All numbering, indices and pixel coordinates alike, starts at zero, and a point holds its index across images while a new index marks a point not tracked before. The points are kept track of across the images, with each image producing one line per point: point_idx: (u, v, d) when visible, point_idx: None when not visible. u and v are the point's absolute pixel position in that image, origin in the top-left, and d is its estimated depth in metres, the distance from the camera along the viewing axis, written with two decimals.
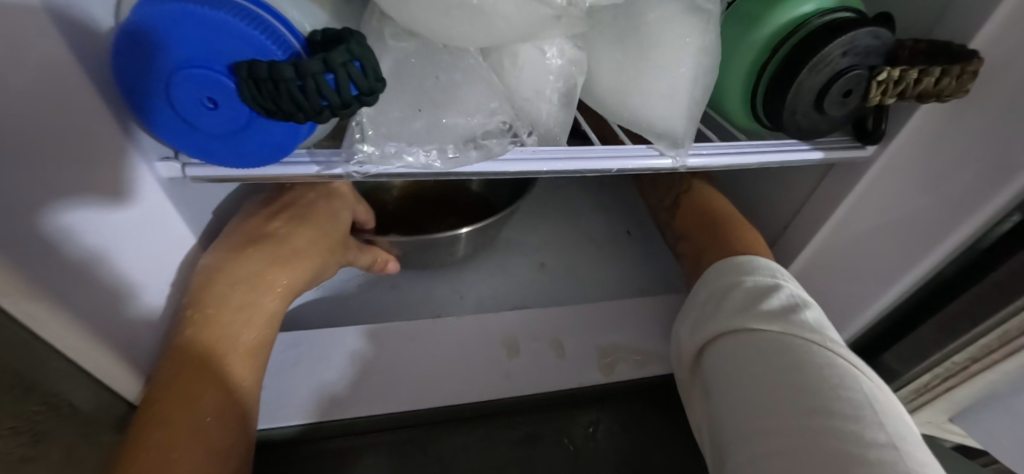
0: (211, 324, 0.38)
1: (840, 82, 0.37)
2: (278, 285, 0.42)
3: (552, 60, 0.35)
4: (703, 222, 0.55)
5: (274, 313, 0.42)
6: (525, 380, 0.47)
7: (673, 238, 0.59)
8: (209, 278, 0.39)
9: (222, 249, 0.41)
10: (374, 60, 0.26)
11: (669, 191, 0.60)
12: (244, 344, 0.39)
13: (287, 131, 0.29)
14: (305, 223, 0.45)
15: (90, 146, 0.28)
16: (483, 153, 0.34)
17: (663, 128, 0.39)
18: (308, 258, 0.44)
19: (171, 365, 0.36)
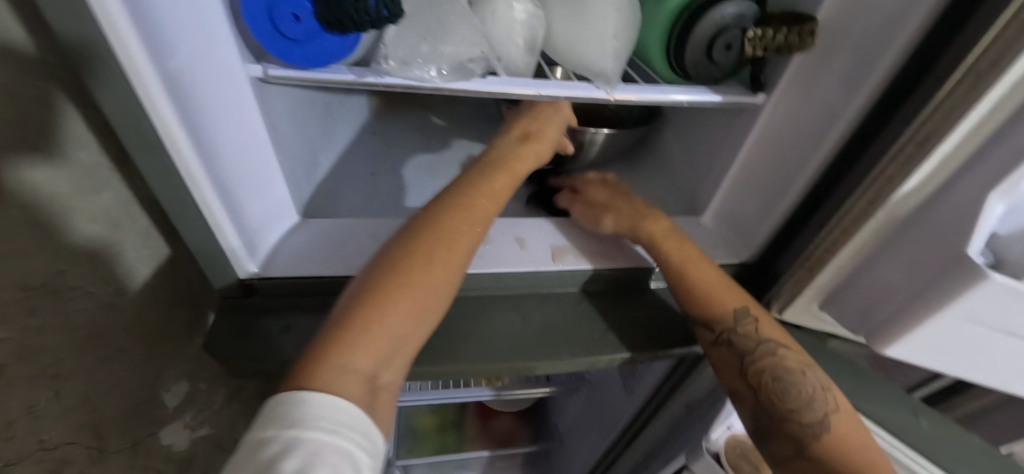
0: (469, 201, 0.56)
1: (721, 37, 0.52)
2: (505, 180, 0.60)
3: (518, 13, 0.52)
4: (841, 456, 0.52)
5: (501, 202, 0.59)
6: (494, 260, 0.63)
7: (789, 451, 0.55)
8: (469, 179, 0.59)
9: (484, 164, 0.62)
10: None
11: (799, 406, 0.55)
12: (474, 215, 0.56)
13: (341, 42, 0.46)
14: (534, 144, 0.65)
15: (219, 55, 0.46)
16: (467, 73, 0.50)
17: (598, 69, 0.54)
18: (484, 204, 0.57)
19: (451, 217, 0.54)
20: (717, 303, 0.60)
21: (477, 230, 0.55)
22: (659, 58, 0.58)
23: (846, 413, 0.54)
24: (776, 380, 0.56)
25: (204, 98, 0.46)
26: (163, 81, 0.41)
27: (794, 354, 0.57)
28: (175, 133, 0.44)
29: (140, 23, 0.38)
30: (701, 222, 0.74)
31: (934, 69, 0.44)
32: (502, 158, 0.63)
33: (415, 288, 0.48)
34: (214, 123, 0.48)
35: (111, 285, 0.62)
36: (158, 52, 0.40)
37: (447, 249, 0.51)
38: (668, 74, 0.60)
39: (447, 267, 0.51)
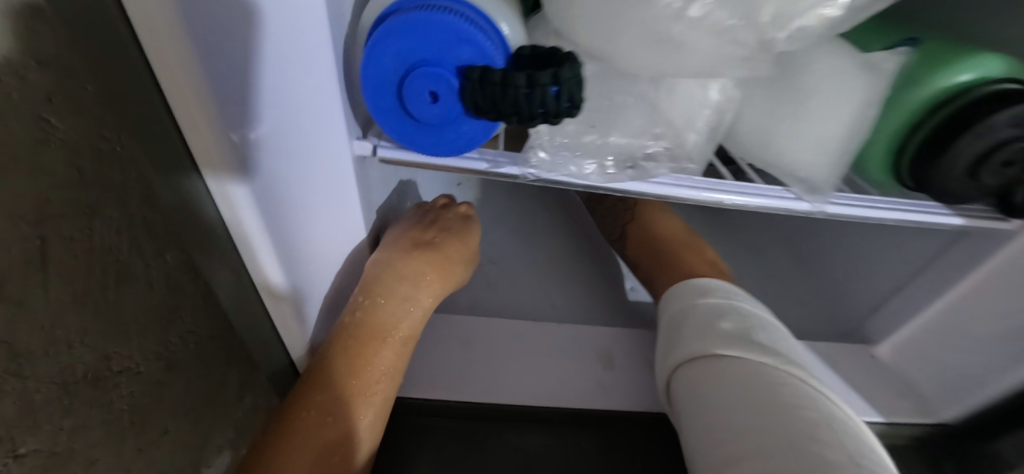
0: (376, 311, 0.43)
1: (1002, 151, 0.37)
2: (434, 286, 0.47)
3: (713, 95, 0.38)
4: (653, 254, 0.59)
5: (427, 309, 0.47)
6: (618, 392, 0.51)
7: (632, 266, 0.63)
8: (378, 274, 0.44)
9: (396, 252, 0.46)
10: (575, 81, 0.28)
11: (613, 227, 0.65)
12: (401, 333, 0.44)
13: (483, 129, 0.33)
14: (430, 250, 0.47)
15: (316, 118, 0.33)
16: (637, 172, 0.37)
17: (806, 174, 0.40)
18: (435, 281, 0.47)
19: (343, 339, 0.42)
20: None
21: (426, 309, 0.47)
22: (880, 157, 0.43)
23: (652, 217, 0.62)
24: (604, 213, 0.66)
25: (292, 177, 0.35)
26: (232, 152, 0.31)
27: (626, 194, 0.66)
28: (238, 207, 0.34)
29: (217, 79, 0.28)
30: (875, 355, 0.58)
31: None
32: (399, 271, 0.44)
33: (318, 439, 0.39)
34: (289, 176, 0.35)
35: (163, 359, 0.53)
36: (232, 119, 0.30)
37: (388, 332, 0.43)
38: (882, 178, 0.45)
39: (368, 403, 0.41)
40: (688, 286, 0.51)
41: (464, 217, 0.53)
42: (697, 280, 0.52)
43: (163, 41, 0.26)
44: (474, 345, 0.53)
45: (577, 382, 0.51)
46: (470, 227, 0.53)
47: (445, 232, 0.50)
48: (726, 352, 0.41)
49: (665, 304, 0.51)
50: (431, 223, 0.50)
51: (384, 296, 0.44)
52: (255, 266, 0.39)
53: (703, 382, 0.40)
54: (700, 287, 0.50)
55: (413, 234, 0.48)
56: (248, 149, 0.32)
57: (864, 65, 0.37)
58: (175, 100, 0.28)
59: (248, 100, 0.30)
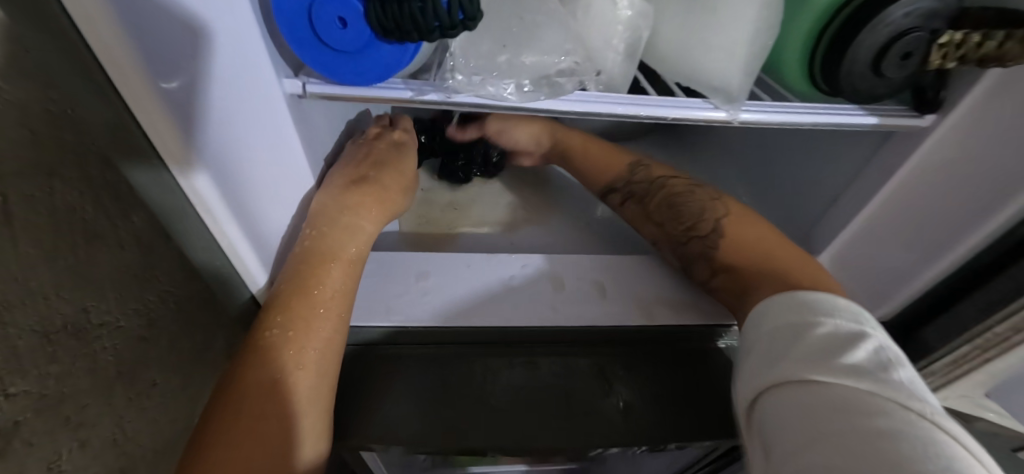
0: (322, 236, 0.48)
1: (897, 45, 0.39)
2: (373, 212, 0.54)
3: (623, 11, 0.40)
4: (752, 259, 0.51)
5: (370, 234, 0.53)
6: (568, 312, 0.53)
7: (705, 272, 0.54)
8: (323, 204, 0.51)
9: (335, 184, 0.53)
10: None
11: (694, 221, 0.57)
12: (348, 254, 0.50)
13: (398, 53, 0.35)
14: (366, 180, 0.54)
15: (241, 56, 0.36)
16: (553, 90, 0.39)
17: (721, 83, 0.42)
18: (375, 209, 0.54)
19: (294, 262, 0.47)
20: (611, 166, 0.65)
21: (370, 233, 0.53)
22: (795, 63, 0.45)
23: (742, 217, 0.55)
24: (670, 205, 0.59)
25: (220, 118, 0.37)
26: (164, 101, 0.33)
27: (702, 188, 0.60)
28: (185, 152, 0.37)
29: (138, 35, 0.30)
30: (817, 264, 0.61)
31: None
32: (341, 199, 0.51)
33: (281, 351, 0.43)
34: (229, 120, 0.38)
35: None
36: (160, 71, 0.32)
37: (335, 254, 0.48)
38: (801, 86, 0.46)
39: (325, 318, 0.46)
40: (801, 295, 0.43)
41: (397, 148, 0.60)
42: (811, 292, 0.43)
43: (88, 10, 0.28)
44: (428, 274, 0.55)
45: (530, 307, 0.53)
46: (400, 155, 0.60)
47: (380, 167, 0.57)
48: (828, 380, 0.35)
49: (756, 319, 0.44)
50: (367, 159, 0.57)
51: (328, 224, 0.49)
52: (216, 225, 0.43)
53: (796, 407, 0.34)
54: (801, 298, 0.42)
55: (350, 172, 0.55)
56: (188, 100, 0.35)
57: None
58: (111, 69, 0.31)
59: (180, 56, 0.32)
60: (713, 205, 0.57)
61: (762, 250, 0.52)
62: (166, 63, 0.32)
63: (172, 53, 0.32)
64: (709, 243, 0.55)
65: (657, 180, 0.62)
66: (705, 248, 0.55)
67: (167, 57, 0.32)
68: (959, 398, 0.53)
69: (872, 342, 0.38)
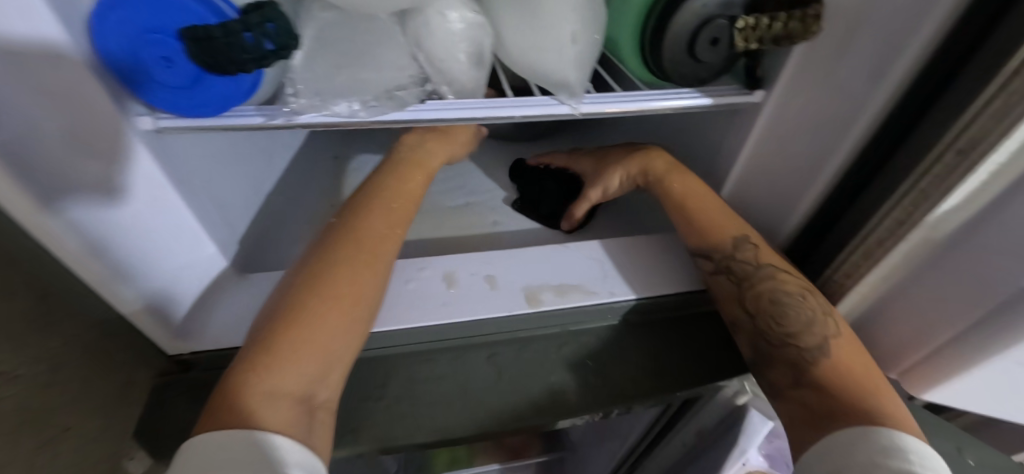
0: (310, 303, 0.44)
1: (703, 32, 0.43)
2: (366, 287, 0.47)
3: (455, 23, 0.43)
4: (845, 388, 0.44)
5: (374, 301, 0.48)
6: (462, 306, 0.54)
7: (784, 380, 0.47)
8: (320, 275, 0.47)
9: (321, 250, 0.49)
10: (264, 28, 0.33)
11: (789, 328, 0.48)
12: (341, 316, 0.45)
13: (231, 82, 0.38)
14: (359, 238, 0.50)
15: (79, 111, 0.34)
16: (397, 102, 0.42)
17: (561, 80, 0.45)
18: (368, 267, 0.48)
19: (283, 313, 0.44)
20: (724, 226, 0.55)
21: (362, 305, 0.47)
22: (633, 58, 0.49)
23: (849, 342, 0.47)
24: (772, 300, 0.49)
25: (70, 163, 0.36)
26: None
27: (814, 292, 0.49)
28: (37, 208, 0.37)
29: None
30: None
31: (982, 61, 0.34)
32: (331, 265, 0.48)
33: (243, 407, 0.38)
34: (86, 174, 0.38)
35: None
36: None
37: (323, 311, 0.44)
38: (643, 74, 0.50)
39: (304, 369, 0.42)
40: (884, 431, 0.39)
41: (409, 163, 0.58)
42: (891, 432, 0.39)
43: None
44: None
45: (425, 305, 0.55)
46: (405, 179, 0.57)
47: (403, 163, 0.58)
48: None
49: (824, 442, 0.41)
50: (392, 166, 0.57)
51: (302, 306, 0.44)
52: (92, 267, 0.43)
53: None
54: (885, 435, 0.39)
55: (333, 230, 0.51)
56: (28, 163, 0.35)
57: None
58: None
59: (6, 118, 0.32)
60: (823, 315, 0.48)
61: (846, 373, 0.45)
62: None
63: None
64: (794, 353, 0.47)
65: (763, 265, 0.52)
66: (795, 359, 0.47)
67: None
68: None
69: None
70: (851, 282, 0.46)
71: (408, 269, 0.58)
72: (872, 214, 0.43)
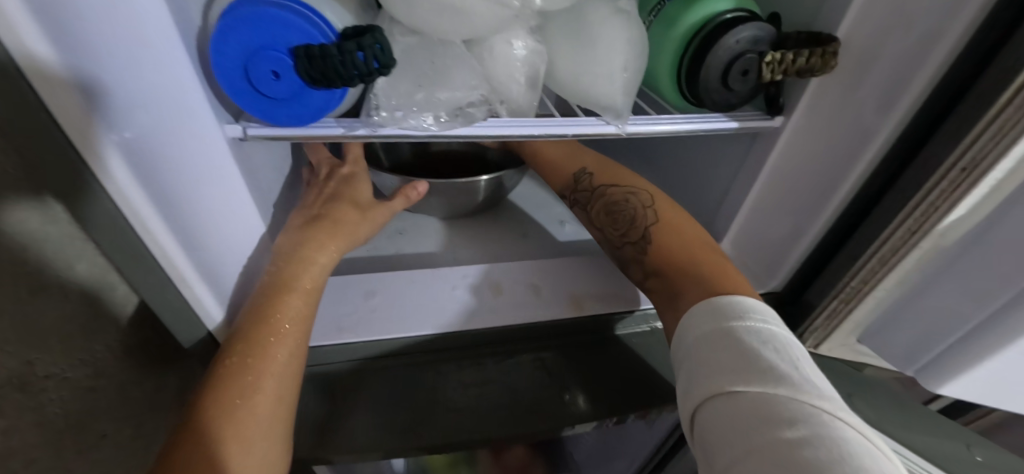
0: (243, 368, 0.46)
1: (737, 63, 0.49)
2: (296, 321, 0.50)
3: (519, 51, 0.48)
4: (678, 263, 0.55)
5: (298, 340, 0.50)
6: (506, 312, 0.58)
7: (640, 273, 0.59)
8: (247, 330, 0.47)
9: (264, 296, 0.49)
10: (370, 43, 0.37)
11: (631, 227, 0.60)
12: (271, 371, 0.47)
13: (327, 99, 0.41)
14: (304, 263, 0.52)
15: (180, 107, 0.39)
16: (466, 119, 0.46)
17: (609, 102, 0.50)
18: (270, 391, 0.46)
19: (211, 392, 0.45)
20: (562, 171, 0.69)
21: (273, 441, 0.45)
22: (668, 85, 0.55)
23: (676, 223, 0.59)
24: (608, 212, 0.63)
25: (172, 153, 0.40)
26: (116, 151, 0.36)
27: (639, 193, 0.62)
28: (133, 201, 0.39)
29: (85, 94, 0.33)
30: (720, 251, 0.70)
31: (978, 93, 0.40)
32: (259, 315, 0.48)
33: None
34: (178, 174, 0.41)
35: (90, 367, 0.54)
36: (106, 119, 0.35)
37: (252, 374, 0.46)
38: (675, 100, 0.56)
39: (246, 441, 0.43)
40: (716, 299, 0.48)
41: (298, 261, 0.52)
42: (718, 295, 0.49)
43: (46, 74, 0.32)
44: (376, 293, 0.59)
45: (471, 310, 0.58)
46: (301, 272, 0.52)
47: (331, 205, 0.58)
48: (742, 389, 0.39)
49: (682, 333, 0.48)
50: (319, 199, 0.59)
51: (212, 444, 0.42)
52: (171, 265, 0.45)
53: (720, 419, 0.40)
54: (716, 304, 0.47)
55: (260, 288, 0.50)
56: (136, 154, 0.38)
57: (617, 10, 0.48)
58: (61, 117, 0.33)
59: (125, 109, 0.36)
60: (647, 209, 0.60)
61: (676, 250, 0.56)
62: (104, 114, 0.35)
63: (117, 107, 0.35)
64: (643, 246, 0.59)
65: (597, 186, 0.65)
66: (641, 251, 0.59)
67: (108, 108, 0.35)
68: (842, 348, 0.63)
69: (754, 334, 0.44)
70: (871, 286, 0.51)
71: (452, 276, 0.62)
72: (885, 224, 0.48)
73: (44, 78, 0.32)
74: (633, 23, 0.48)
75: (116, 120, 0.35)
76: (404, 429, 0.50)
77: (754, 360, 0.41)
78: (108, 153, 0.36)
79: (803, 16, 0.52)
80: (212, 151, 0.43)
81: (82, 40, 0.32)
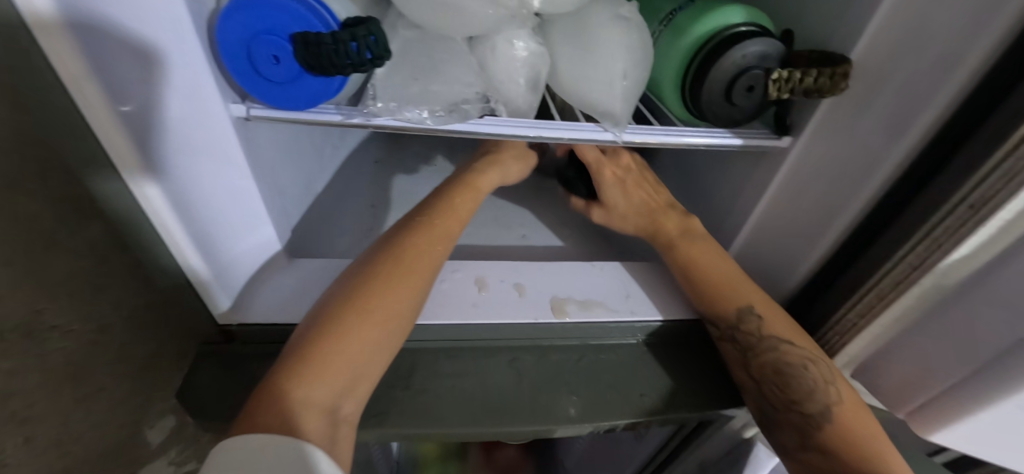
0: (375, 292, 0.50)
1: (742, 80, 0.47)
2: (424, 267, 0.54)
3: (519, 52, 0.48)
4: (853, 448, 0.48)
5: (423, 287, 0.53)
6: (490, 309, 0.58)
7: (794, 441, 0.52)
8: (384, 262, 0.53)
9: (392, 237, 0.56)
10: (365, 34, 0.38)
11: (806, 397, 0.52)
12: (394, 301, 0.50)
13: (324, 85, 0.42)
14: (437, 223, 0.59)
15: (192, 91, 0.43)
16: (460, 115, 0.46)
17: (607, 109, 0.49)
18: (383, 321, 0.49)
19: (337, 300, 0.50)
20: (725, 294, 0.58)
21: (368, 373, 0.47)
22: (673, 96, 0.54)
23: (849, 401, 0.51)
24: (777, 372, 0.53)
25: (173, 128, 0.45)
26: (120, 121, 0.41)
27: (818, 363, 0.52)
28: (136, 169, 0.45)
29: (99, 66, 0.38)
30: None
31: (992, 126, 0.37)
32: (393, 252, 0.54)
33: (289, 399, 0.42)
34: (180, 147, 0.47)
35: None
36: (115, 95, 0.40)
37: (379, 300, 0.50)
38: (679, 112, 0.55)
39: (351, 351, 0.47)
40: None
41: (439, 225, 0.58)
42: None
43: (60, 46, 0.36)
44: None
45: (455, 304, 0.58)
46: (434, 230, 0.57)
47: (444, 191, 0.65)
48: None
49: None
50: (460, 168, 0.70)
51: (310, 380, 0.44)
52: (163, 226, 0.50)
53: None
54: None
55: (399, 234, 0.57)
56: (139, 125, 0.43)
57: (618, 17, 0.48)
58: (72, 86, 0.38)
59: (132, 86, 0.40)
60: (828, 384, 0.51)
61: (855, 434, 0.49)
62: (112, 90, 0.39)
63: (124, 84, 0.40)
64: (812, 420, 0.51)
65: (767, 335, 0.55)
66: (806, 426, 0.51)
67: (117, 84, 0.39)
68: None
69: None
70: (866, 320, 0.49)
71: (442, 270, 0.62)
72: (886, 257, 0.46)
73: (65, 61, 0.37)
74: (634, 31, 0.47)
75: (127, 95, 0.40)
76: (376, 413, 0.51)
77: None
78: (113, 123, 0.41)
79: (817, 35, 0.50)
80: (220, 139, 0.47)
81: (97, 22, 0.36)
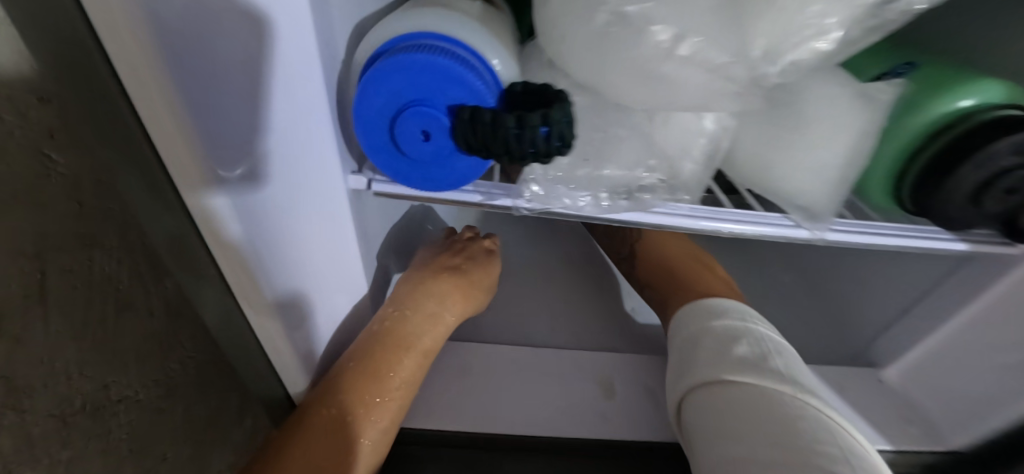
0: (378, 370, 0.45)
1: (1002, 180, 0.36)
2: (426, 341, 0.49)
3: (706, 124, 0.37)
4: (670, 274, 0.62)
5: (426, 354, 0.49)
6: (621, 420, 0.52)
7: (640, 285, 0.66)
8: (381, 328, 0.47)
9: (398, 300, 0.50)
10: (559, 119, 0.29)
11: (620, 247, 0.68)
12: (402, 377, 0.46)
13: (475, 166, 0.33)
14: (423, 289, 0.52)
15: (303, 146, 0.31)
16: (634, 204, 0.37)
17: (805, 201, 0.39)
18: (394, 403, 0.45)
19: (340, 384, 0.43)
20: None
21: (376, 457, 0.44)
22: (880, 186, 0.43)
23: (664, 241, 0.67)
24: (608, 234, 0.70)
25: (282, 200, 0.33)
26: (223, 191, 0.30)
27: None
28: (225, 226, 0.32)
29: (199, 116, 0.27)
30: (885, 379, 0.59)
31: None
32: (402, 321, 0.48)
33: None
34: (293, 221, 0.34)
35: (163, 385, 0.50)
36: (221, 158, 0.29)
37: (379, 386, 0.44)
38: (883, 203, 0.44)
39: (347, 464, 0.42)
40: (702, 304, 0.55)
41: (413, 296, 0.51)
42: (710, 300, 0.55)
43: (148, 85, 0.25)
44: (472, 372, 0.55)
45: (583, 412, 0.53)
46: (424, 299, 0.51)
47: (470, 260, 0.58)
48: (743, 379, 0.42)
49: (677, 325, 0.54)
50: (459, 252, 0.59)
51: None
52: (253, 309, 0.38)
53: (725, 405, 0.41)
54: (708, 306, 0.54)
55: (397, 299, 0.50)
56: (245, 195, 0.31)
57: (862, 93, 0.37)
58: (162, 145, 0.28)
59: (234, 148, 0.29)
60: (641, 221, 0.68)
61: (668, 261, 0.64)
62: (216, 150, 0.28)
63: (229, 141, 0.28)
64: (633, 263, 0.67)
65: None
66: (632, 269, 0.67)
67: (220, 141, 0.28)
68: None
69: (751, 338, 0.48)
70: None
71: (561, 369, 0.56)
72: None
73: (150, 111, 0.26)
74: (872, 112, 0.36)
75: (233, 154, 0.29)
76: None
77: (744, 358, 0.44)
78: (209, 191, 0.30)
79: None
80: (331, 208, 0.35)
81: (199, 60, 0.25)
